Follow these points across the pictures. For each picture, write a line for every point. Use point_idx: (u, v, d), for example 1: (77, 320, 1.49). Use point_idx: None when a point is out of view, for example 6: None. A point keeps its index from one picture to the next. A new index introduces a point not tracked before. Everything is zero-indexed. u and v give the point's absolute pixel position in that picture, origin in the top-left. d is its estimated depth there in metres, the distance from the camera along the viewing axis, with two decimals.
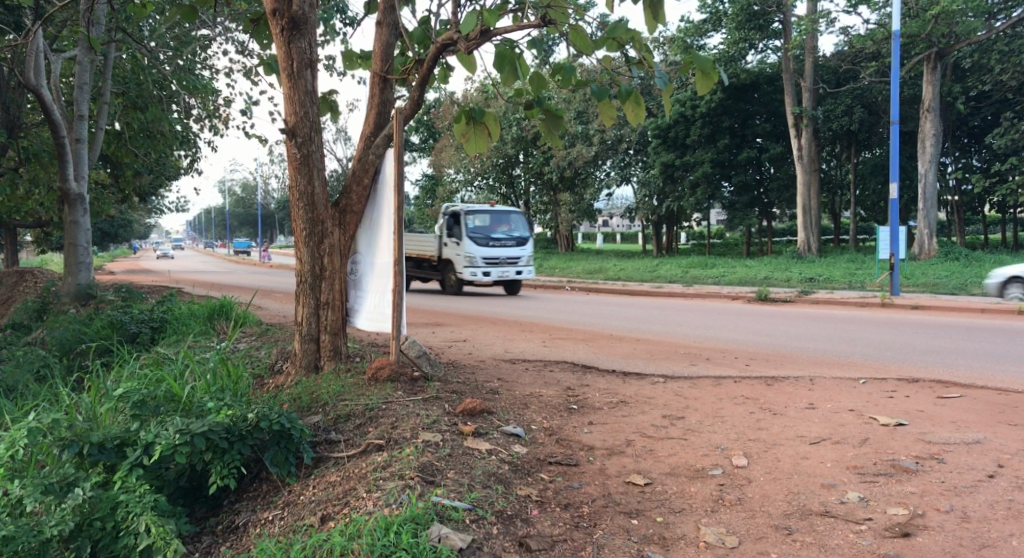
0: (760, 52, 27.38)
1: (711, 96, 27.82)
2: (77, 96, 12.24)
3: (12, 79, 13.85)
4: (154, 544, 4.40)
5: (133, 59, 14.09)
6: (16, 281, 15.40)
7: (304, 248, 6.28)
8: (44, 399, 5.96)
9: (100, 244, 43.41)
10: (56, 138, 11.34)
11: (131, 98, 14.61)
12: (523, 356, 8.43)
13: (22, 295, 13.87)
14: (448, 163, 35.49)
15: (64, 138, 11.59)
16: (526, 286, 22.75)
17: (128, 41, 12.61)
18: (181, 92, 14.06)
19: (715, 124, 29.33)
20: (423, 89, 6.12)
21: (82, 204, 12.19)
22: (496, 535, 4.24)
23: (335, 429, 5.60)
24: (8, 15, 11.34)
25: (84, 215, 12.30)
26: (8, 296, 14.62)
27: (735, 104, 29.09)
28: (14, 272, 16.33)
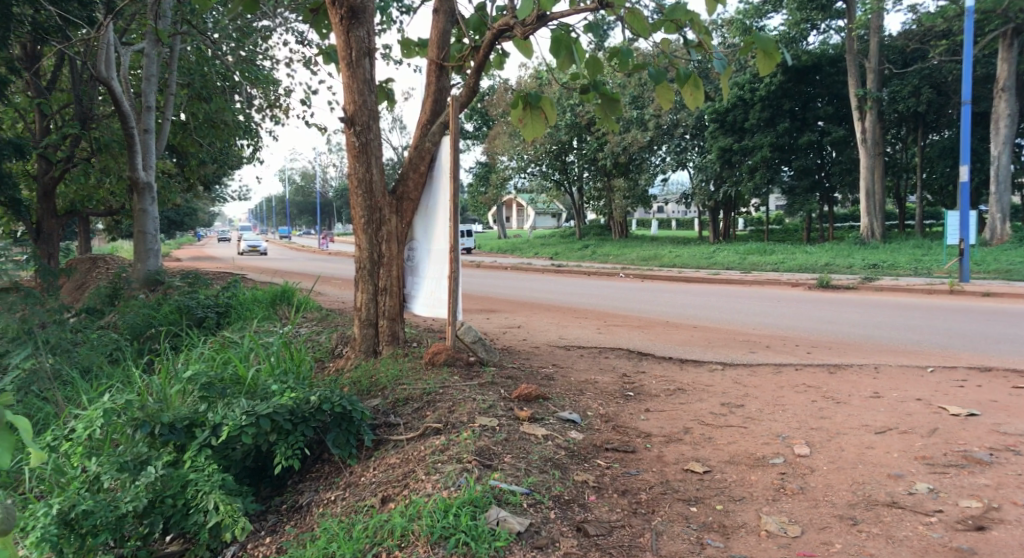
0: (822, 32, 26.58)
1: (771, 79, 27.15)
2: (144, 88, 12.49)
3: (84, 72, 14.31)
4: (223, 521, 4.66)
5: (197, 52, 14.39)
6: (90, 268, 15.94)
7: (362, 236, 6.39)
8: (117, 380, 6.12)
9: (164, 232, 44.31)
10: (125, 129, 11.68)
11: (196, 89, 14.95)
12: (578, 342, 8.42)
13: (96, 280, 14.39)
14: (501, 150, 35.79)
15: (132, 129, 11.88)
16: (580, 273, 22.64)
17: (192, 33, 12.82)
18: (245, 84, 14.34)
19: (775, 108, 28.54)
20: (478, 76, 6.14)
21: (151, 193, 12.53)
22: (554, 520, 4.33)
23: (394, 413, 5.74)
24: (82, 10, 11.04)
25: (152, 204, 12.64)
26: (83, 282, 15.12)
27: (795, 86, 28.32)
28: (86, 259, 16.79)
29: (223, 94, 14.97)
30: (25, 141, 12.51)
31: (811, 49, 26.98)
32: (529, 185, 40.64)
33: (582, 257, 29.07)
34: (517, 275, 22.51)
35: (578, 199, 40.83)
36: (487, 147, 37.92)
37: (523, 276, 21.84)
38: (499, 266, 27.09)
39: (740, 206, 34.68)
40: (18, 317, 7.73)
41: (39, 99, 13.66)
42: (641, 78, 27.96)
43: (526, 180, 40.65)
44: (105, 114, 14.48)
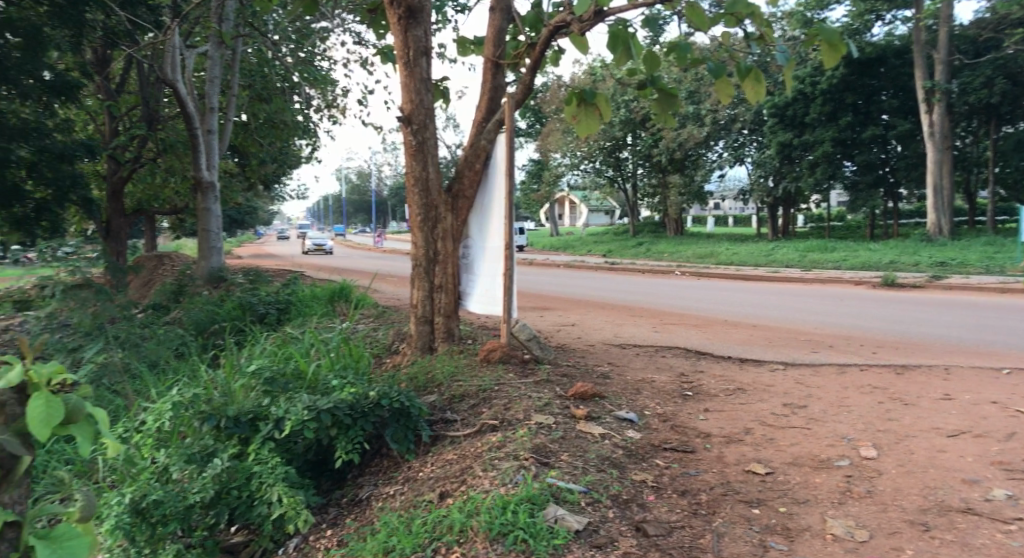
0: (888, 23, 25.79)
1: (833, 72, 26.53)
2: (207, 90, 12.81)
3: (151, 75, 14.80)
4: (286, 513, 4.77)
5: (258, 54, 14.73)
6: (156, 265, 16.45)
7: (419, 234, 6.45)
8: (184, 374, 6.30)
9: (228, 230, 45.52)
10: (189, 130, 12.01)
11: (257, 90, 15.34)
12: (634, 341, 8.35)
13: (161, 277, 14.82)
14: (554, 147, 35.76)
15: (196, 129, 12.22)
16: (635, 270, 22.50)
17: (253, 35, 13.12)
18: (303, 84, 14.60)
19: (837, 101, 27.78)
20: (534, 73, 6.13)
21: (214, 192, 12.84)
22: (612, 519, 4.30)
23: (451, 409, 5.79)
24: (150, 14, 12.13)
25: (216, 203, 12.94)
26: (150, 279, 15.61)
27: (858, 80, 27.50)
28: (153, 257, 17.34)
29: (282, 95, 15.29)
30: (95, 143, 12.97)
31: (875, 41, 26.24)
32: (582, 182, 40.57)
33: (637, 255, 28.87)
34: (573, 272, 22.48)
35: (632, 196, 40.55)
36: (540, 144, 37.91)
37: (578, 274, 21.79)
38: (553, 264, 27.08)
39: (800, 202, 33.90)
40: (89, 314, 8.00)
41: (108, 102, 14.18)
42: (698, 73, 27.62)
43: (579, 177, 40.61)
44: (170, 116, 14.96)
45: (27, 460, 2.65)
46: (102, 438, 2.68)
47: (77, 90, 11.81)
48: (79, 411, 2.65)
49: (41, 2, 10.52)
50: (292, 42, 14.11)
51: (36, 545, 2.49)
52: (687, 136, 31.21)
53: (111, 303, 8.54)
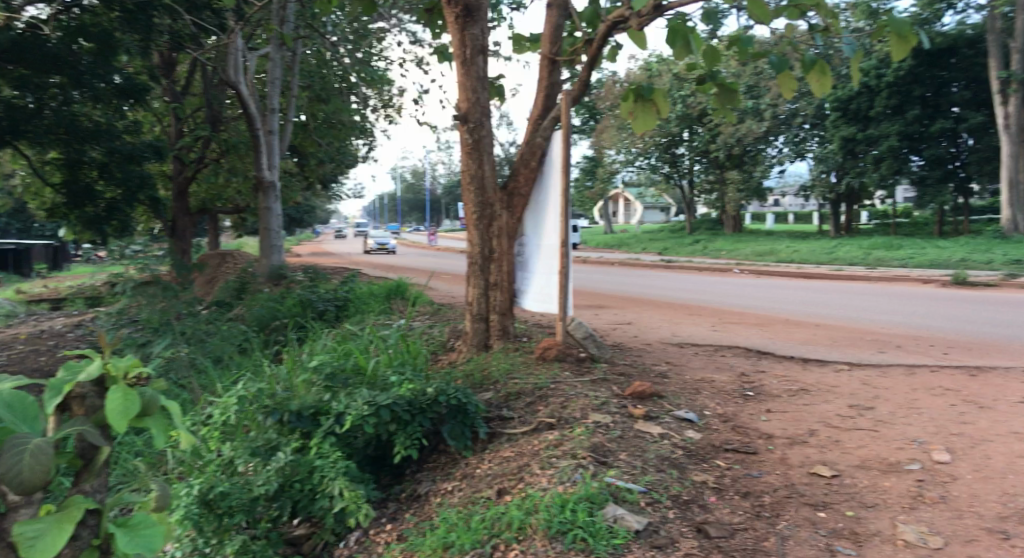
0: (960, 12, 24.90)
1: (900, 64, 25.99)
2: (268, 91, 13.10)
3: (214, 77, 15.21)
4: (347, 507, 4.85)
5: (317, 55, 15.02)
6: (220, 263, 16.91)
7: (474, 232, 6.47)
8: (248, 370, 6.46)
9: (289, 229, 46.67)
10: (251, 130, 12.31)
11: (316, 91, 15.65)
12: (692, 340, 8.24)
13: (225, 275, 15.22)
14: (609, 144, 35.57)
15: (258, 130, 12.51)
16: (692, 268, 22.24)
17: (312, 36, 13.38)
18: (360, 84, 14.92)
19: (904, 94, 26.81)
20: (591, 69, 6.09)
21: (275, 191, 13.11)
22: (673, 520, 4.24)
23: (507, 406, 5.80)
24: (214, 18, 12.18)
25: (276, 202, 13.22)
26: (213, 276, 16.05)
27: (926, 71, 26.36)
28: (217, 255, 17.85)
29: (340, 95, 15.55)
30: (162, 144, 13.40)
31: (946, 30, 25.32)
32: (637, 178, 40.33)
33: (694, 252, 28.52)
34: (630, 270, 22.33)
35: (689, 192, 40.09)
36: (594, 141, 37.78)
37: (634, 272, 21.63)
38: (607, 262, 26.96)
39: (863, 198, 32.98)
40: (157, 310, 8.26)
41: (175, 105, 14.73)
42: (759, 66, 27.16)
43: (634, 174, 40.39)
44: (232, 117, 15.38)
45: (106, 450, 2.61)
46: (178, 429, 2.63)
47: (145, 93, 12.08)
48: (155, 404, 2.60)
49: (112, 9, 10.81)
50: (349, 43, 14.17)
51: (117, 533, 2.52)
52: (746, 132, 30.72)
53: (177, 302, 8.71)
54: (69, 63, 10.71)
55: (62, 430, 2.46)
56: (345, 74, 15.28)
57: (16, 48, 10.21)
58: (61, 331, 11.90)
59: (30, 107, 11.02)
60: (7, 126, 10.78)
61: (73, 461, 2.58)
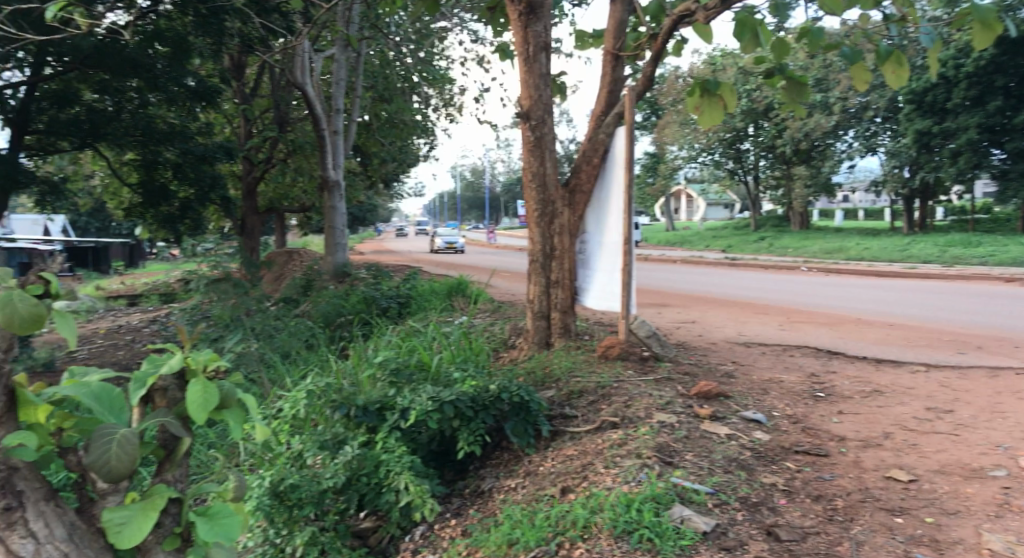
0: None
1: (981, 55, 24.41)
2: (334, 91, 13.36)
3: (282, 79, 15.62)
4: (413, 502, 4.91)
5: (381, 55, 15.27)
6: (287, 261, 17.36)
7: (536, 229, 6.48)
8: (315, 365, 6.60)
9: (352, 227, 47.64)
10: (317, 131, 12.58)
11: (379, 91, 15.92)
12: (759, 339, 8.08)
13: (292, 272, 15.60)
14: (671, 139, 35.15)
15: (323, 131, 12.78)
16: (757, 266, 21.81)
17: (376, 37, 13.59)
18: (423, 84, 15.25)
19: (985, 85, 25.56)
20: (656, 64, 6.01)
21: (339, 190, 13.35)
22: (742, 522, 4.16)
23: (570, 405, 5.77)
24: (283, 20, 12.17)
25: (341, 201, 13.46)
26: (280, 273, 16.48)
27: (1010, 59, 24.31)
28: (284, 252, 18.35)
29: (403, 95, 15.76)
30: (231, 145, 13.81)
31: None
32: (700, 174, 39.81)
33: (760, 250, 27.95)
34: (694, 268, 22.01)
35: (753, 188, 39.30)
36: (657, 137, 37.38)
37: (697, 270, 21.35)
38: (669, 260, 26.66)
39: (939, 193, 31.74)
40: (229, 306, 8.52)
41: (244, 106, 15.22)
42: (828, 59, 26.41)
43: (697, 170, 39.84)
44: (298, 118, 15.75)
45: (187, 440, 2.70)
46: (252, 422, 2.71)
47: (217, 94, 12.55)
48: (233, 397, 2.69)
49: (185, 12, 10.87)
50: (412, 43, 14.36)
51: (197, 521, 2.63)
52: (814, 126, 29.91)
53: (248, 298, 8.86)
54: (145, 67, 10.96)
55: (148, 422, 2.55)
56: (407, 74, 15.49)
57: (98, 54, 10.51)
58: (139, 325, 12.40)
59: (110, 110, 11.65)
60: (88, 129, 11.54)
61: (156, 451, 2.67)
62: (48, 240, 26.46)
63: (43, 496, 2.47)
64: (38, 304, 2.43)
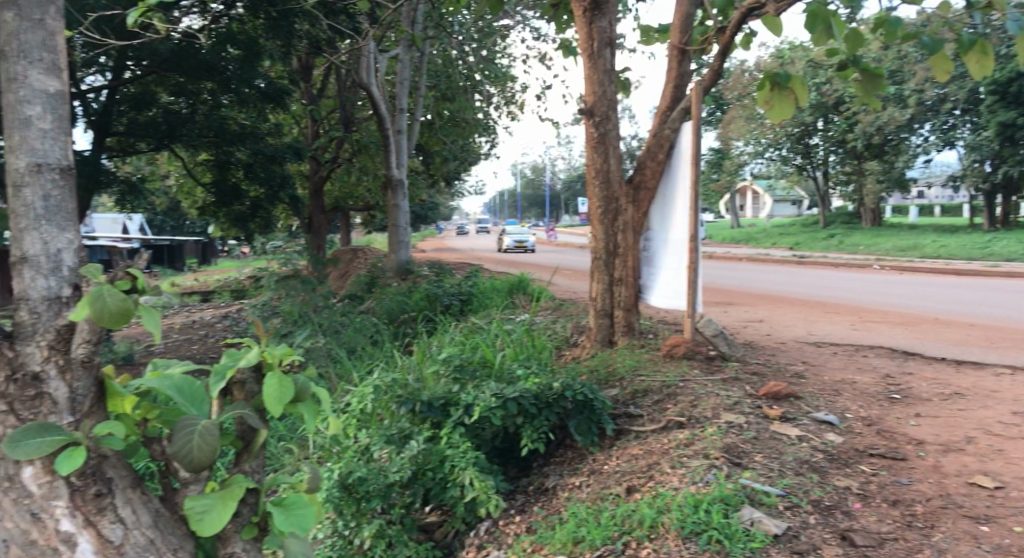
0: None
1: None
2: (398, 91, 13.54)
3: (348, 80, 15.97)
4: (478, 497, 4.94)
5: (444, 55, 15.43)
6: (351, 258, 17.71)
7: (599, 226, 6.43)
8: (381, 361, 6.71)
9: (414, 226, 48.24)
10: (381, 131, 12.77)
11: (442, 90, 16.10)
12: (830, 339, 7.86)
13: (356, 269, 15.89)
14: (737, 135, 34.47)
15: (388, 130, 12.96)
16: (827, 264, 21.19)
17: (440, 37, 13.73)
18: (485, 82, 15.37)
19: None
20: (724, 57, 5.91)
21: (403, 189, 13.50)
22: (814, 526, 4.04)
23: (634, 403, 5.73)
24: (349, 22, 12.28)
25: (404, 200, 13.61)
26: (345, 270, 16.81)
27: None
28: (348, 250, 18.74)
29: (465, 94, 15.87)
30: (299, 145, 14.16)
31: None
32: (767, 170, 38.95)
33: (829, 248, 27.19)
34: (761, 266, 21.51)
35: (823, 184, 38.22)
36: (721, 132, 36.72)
37: (763, 268, 20.86)
38: (734, 258, 26.14)
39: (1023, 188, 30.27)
40: (299, 302, 8.74)
41: (312, 106, 15.62)
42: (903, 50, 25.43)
43: (764, 165, 39.01)
44: (364, 118, 16.11)
45: (263, 433, 2.94)
46: (323, 415, 2.91)
47: (286, 96, 12.87)
48: (307, 391, 2.90)
49: (257, 16, 11.15)
50: (474, 41, 14.44)
51: (273, 511, 2.83)
52: (888, 119, 28.89)
53: (315, 294, 9.11)
54: (218, 70, 11.35)
55: (230, 413, 2.81)
56: (470, 72, 15.59)
57: (176, 57, 10.91)
58: (211, 321, 12.82)
59: (185, 112, 12.09)
60: (166, 131, 12.03)
61: (235, 442, 2.93)
62: (126, 238, 27.65)
63: (129, 483, 2.80)
64: (126, 298, 2.57)
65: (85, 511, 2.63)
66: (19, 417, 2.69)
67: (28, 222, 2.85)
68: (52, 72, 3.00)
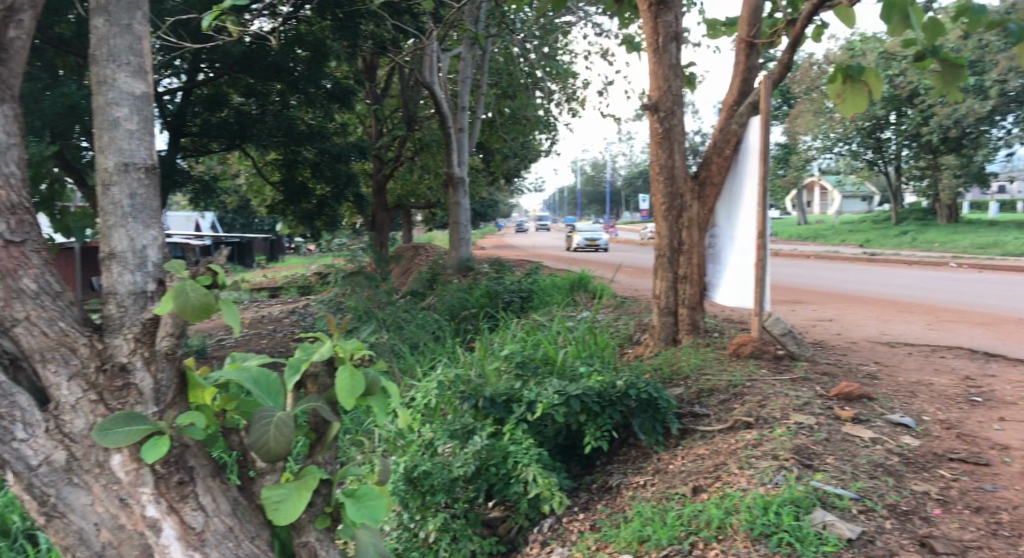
0: None
1: None
2: (460, 90, 13.67)
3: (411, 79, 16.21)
4: (542, 494, 4.93)
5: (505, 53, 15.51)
6: (412, 255, 17.96)
7: (663, 223, 6.37)
8: (444, 357, 6.79)
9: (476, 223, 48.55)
10: (443, 129, 12.90)
11: (504, 87, 16.19)
12: (904, 339, 7.61)
13: (418, 266, 16.10)
14: (804, 130, 33.64)
15: (449, 128, 13.09)
16: (900, 262, 20.48)
17: (502, 34, 13.78)
18: (546, 79, 15.41)
19: None
20: (794, 50, 5.77)
21: (463, 187, 13.64)
22: (891, 531, 3.89)
23: (699, 403, 5.65)
24: (412, 22, 12.31)
25: (465, 197, 13.73)
26: (407, 268, 17.04)
27: None
28: (409, 247, 19.01)
29: (527, 91, 15.90)
30: (364, 144, 14.42)
31: None
32: (835, 165, 37.90)
33: (902, 245, 26.30)
34: (829, 264, 20.95)
35: (895, 179, 36.97)
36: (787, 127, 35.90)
37: (833, 266, 20.29)
38: (800, 256, 25.54)
39: None
40: (364, 298, 8.92)
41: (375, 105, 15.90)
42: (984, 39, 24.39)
43: (832, 160, 38.00)
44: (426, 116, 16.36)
45: (334, 426, 3.00)
46: (392, 408, 2.97)
47: (351, 96, 13.14)
48: (377, 384, 2.95)
49: (325, 18, 11.40)
50: (536, 39, 14.49)
51: (345, 502, 2.88)
52: (966, 111, 27.74)
53: (379, 290, 9.32)
54: (287, 71, 11.66)
55: (302, 405, 2.87)
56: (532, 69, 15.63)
57: (248, 59, 11.23)
58: (278, 316, 13.18)
59: (255, 112, 12.44)
60: (237, 131, 12.42)
61: (308, 434, 3.01)
62: (198, 235, 28.66)
63: (209, 472, 2.89)
64: (207, 293, 2.64)
65: (168, 498, 2.72)
66: (108, 406, 2.73)
67: (117, 219, 2.96)
68: (138, 74, 3.13)
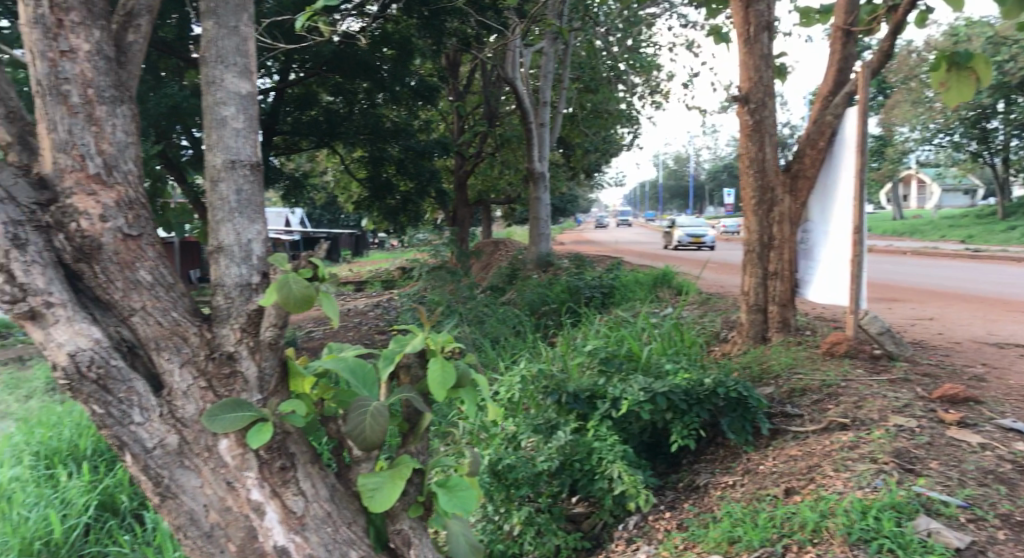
0: None
1: None
2: (541, 85, 13.71)
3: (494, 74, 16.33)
4: (627, 491, 4.89)
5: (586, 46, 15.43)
6: (492, 250, 18.08)
7: (753, 218, 6.19)
8: (526, 352, 6.81)
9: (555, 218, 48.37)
10: (525, 124, 12.93)
11: (586, 81, 16.10)
12: (1013, 340, 7.20)
13: (498, 261, 16.20)
14: (900, 121, 32.18)
15: (531, 123, 13.11)
16: (1008, 259, 19.32)
17: (585, 27, 13.72)
18: (630, 72, 15.31)
19: None
20: (895, 37, 5.54)
21: (544, 181, 13.63)
22: (1004, 542, 3.65)
23: (791, 403, 5.49)
24: (497, 17, 12.17)
25: (545, 192, 13.71)
26: (487, 263, 17.16)
27: None
28: (489, 243, 19.15)
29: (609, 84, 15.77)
30: (448, 141, 14.60)
31: None
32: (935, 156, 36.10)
33: (1009, 242, 24.82)
34: (927, 261, 19.99)
35: (1002, 171, 34.92)
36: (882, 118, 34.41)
37: (934, 262, 19.32)
38: (895, 253, 24.42)
39: None
40: (447, 293, 9.05)
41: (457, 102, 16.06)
42: None
43: (931, 152, 36.23)
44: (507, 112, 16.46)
45: (426, 417, 3.04)
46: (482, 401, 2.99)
47: (435, 92, 13.41)
48: (467, 376, 2.98)
49: (411, 15, 11.53)
50: (619, 31, 14.33)
51: (438, 493, 2.93)
52: None
53: (461, 284, 9.46)
54: (373, 70, 11.95)
55: (395, 396, 2.92)
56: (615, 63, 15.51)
57: (338, 58, 11.52)
58: (363, 309, 13.49)
59: (344, 110, 12.83)
60: (327, 129, 12.78)
61: (401, 424, 3.06)
62: (287, 231, 29.66)
63: (309, 458, 2.97)
64: (309, 285, 2.72)
65: (272, 483, 2.81)
66: (216, 393, 2.83)
67: (224, 214, 3.07)
68: (244, 75, 3.24)
